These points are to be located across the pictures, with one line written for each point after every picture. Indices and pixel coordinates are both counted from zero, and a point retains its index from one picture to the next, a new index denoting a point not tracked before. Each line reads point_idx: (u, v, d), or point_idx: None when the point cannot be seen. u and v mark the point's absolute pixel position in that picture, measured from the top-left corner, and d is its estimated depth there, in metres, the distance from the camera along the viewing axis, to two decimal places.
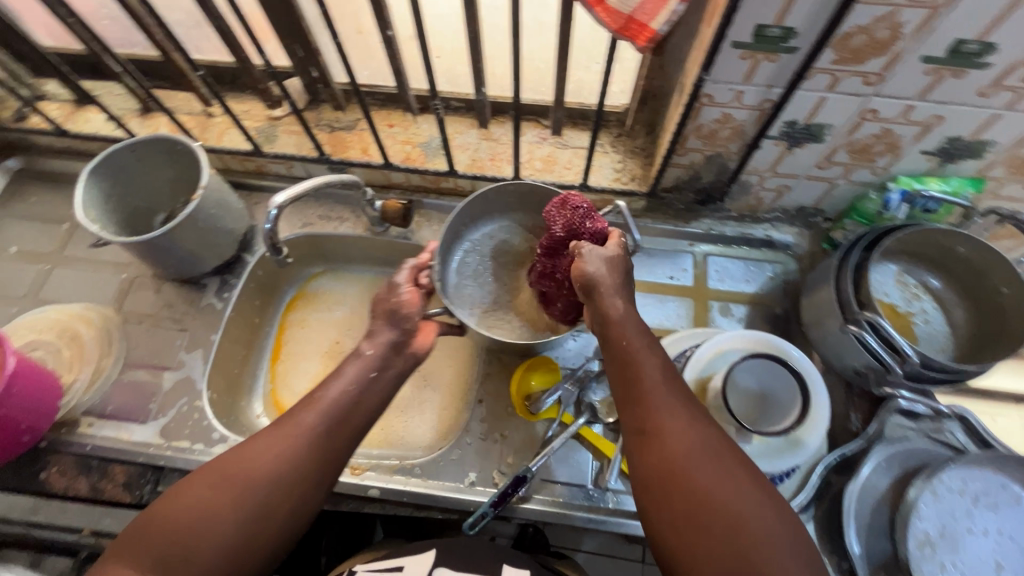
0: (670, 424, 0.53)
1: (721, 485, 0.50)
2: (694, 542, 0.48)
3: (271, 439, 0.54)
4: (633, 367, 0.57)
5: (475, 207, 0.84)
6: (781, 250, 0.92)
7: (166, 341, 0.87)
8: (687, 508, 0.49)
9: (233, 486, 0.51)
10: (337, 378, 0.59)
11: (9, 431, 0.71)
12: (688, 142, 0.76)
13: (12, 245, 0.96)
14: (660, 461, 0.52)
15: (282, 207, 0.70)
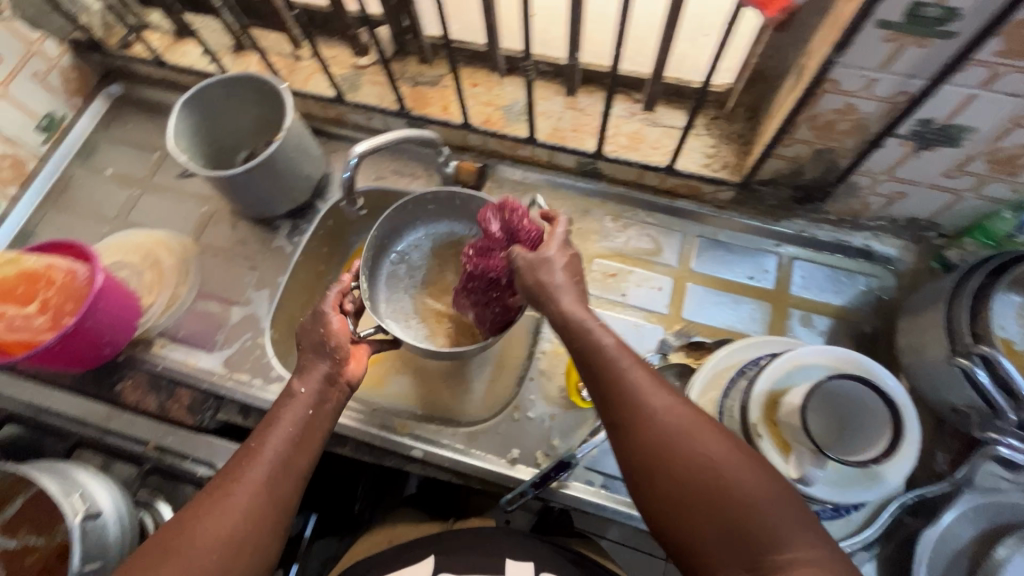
0: (664, 451, 0.50)
1: (727, 483, 0.48)
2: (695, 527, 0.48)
3: (211, 503, 0.55)
4: (611, 378, 0.54)
5: (398, 219, 0.84)
6: (879, 262, 0.84)
7: (237, 276, 0.90)
8: (674, 491, 0.49)
9: (180, 557, 0.52)
10: (276, 425, 0.61)
11: (94, 342, 0.75)
12: (797, 132, 0.69)
13: (109, 167, 1.02)
14: (645, 448, 0.51)
15: (361, 156, 0.70)
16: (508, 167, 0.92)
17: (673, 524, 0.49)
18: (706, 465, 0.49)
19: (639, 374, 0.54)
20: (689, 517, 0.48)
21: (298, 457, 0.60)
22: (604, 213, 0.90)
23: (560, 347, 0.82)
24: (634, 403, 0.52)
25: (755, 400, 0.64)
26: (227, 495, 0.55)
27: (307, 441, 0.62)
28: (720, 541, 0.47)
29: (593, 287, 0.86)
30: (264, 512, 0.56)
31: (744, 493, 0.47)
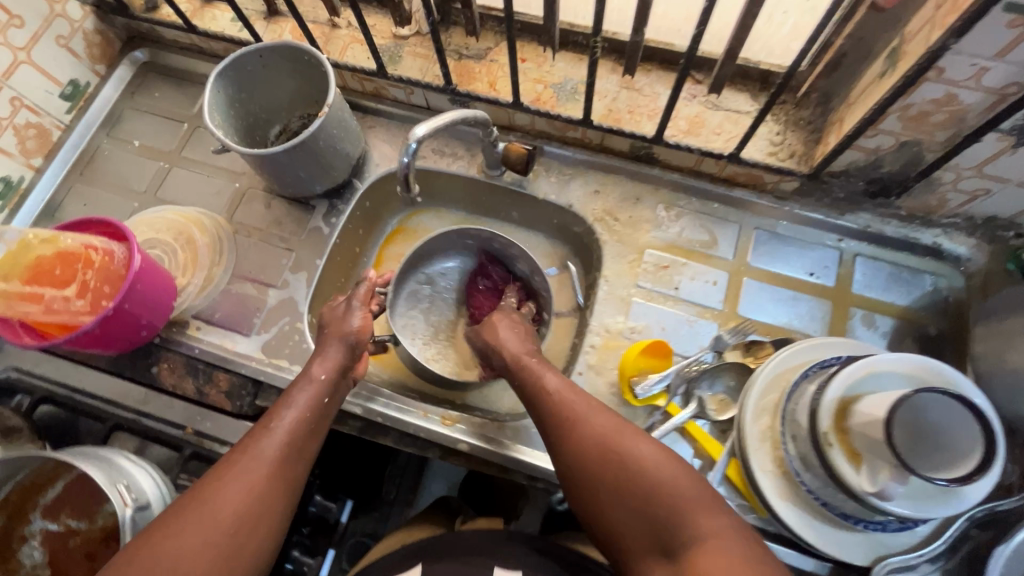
0: (592, 457, 0.59)
1: (645, 482, 0.56)
2: (619, 524, 0.57)
3: (231, 475, 0.56)
4: (545, 397, 0.66)
5: (437, 242, 0.88)
6: (948, 262, 0.80)
7: (273, 258, 0.87)
8: (604, 493, 0.58)
9: (200, 526, 0.53)
10: (291, 405, 0.63)
11: (132, 325, 0.73)
12: (885, 122, 0.64)
13: (135, 138, 0.97)
14: (577, 457, 0.61)
15: (421, 141, 0.64)
16: (556, 149, 0.88)
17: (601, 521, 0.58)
18: (627, 468, 0.58)
19: (569, 392, 0.65)
20: (614, 510, 0.57)
21: (310, 433, 0.64)
22: (657, 201, 0.86)
23: (610, 342, 0.79)
24: (564, 416, 0.63)
25: (825, 407, 0.61)
26: (246, 466, 0.57)
27: (319, 417, 0.65)
28: (641, 528, 0.55)
29: (644, 280, 0.82)
30: (281, 482, 0.59)
31: (661, 490, 0.55)
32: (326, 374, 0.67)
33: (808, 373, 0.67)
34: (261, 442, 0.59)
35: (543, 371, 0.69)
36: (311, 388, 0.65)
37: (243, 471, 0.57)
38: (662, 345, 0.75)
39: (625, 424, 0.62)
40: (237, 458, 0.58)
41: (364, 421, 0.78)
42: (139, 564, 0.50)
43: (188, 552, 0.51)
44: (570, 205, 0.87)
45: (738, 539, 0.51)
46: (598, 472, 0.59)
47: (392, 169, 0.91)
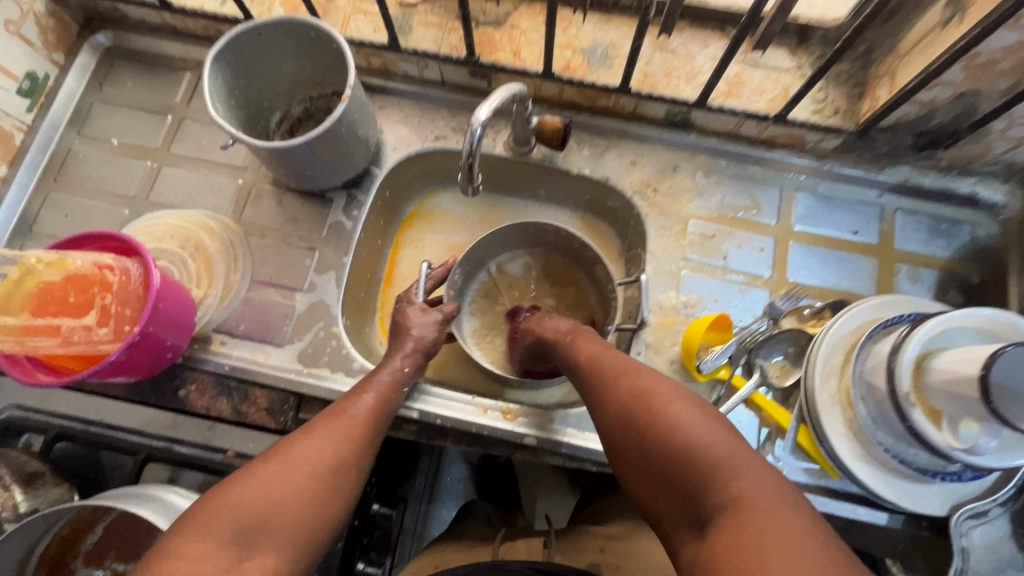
0: (621, 408, 0.56)
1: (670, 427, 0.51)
2: (648, 476, 0.52)
3: (332, 426, 0.58)
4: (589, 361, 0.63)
5: (504, 236, 0.85)
6: (983, 210, 0.80)
7: (294, 259, 0.80)
8: (634, 443, 0.53)
9: (304, 465, 0.54)
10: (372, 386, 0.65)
11: (155, 348, 0.66)
12: (948, 72, 0.63)
13: (112, 135, 0.86)
14: (610, 410, 0.57)
15: (486, 125, 0.59)
16: (587, 119, 0.83)
17: (634, 474, 0.53)
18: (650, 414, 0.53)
19: (606, 354, 0.63)
20: (642, 460, 0.52)
21: (388, 413, 0.65)
22: (695, 167, 0.83)
23: (665, 319, 0.77)
24: (598, 375, 0.60)
25: (904, 369, 0.61)
26: (346, 421, 0.60)
27: (394, 400, 0.66)
28: (670, 481, 0.50)
29: (691, 251, 0.80)
30: (356, 450, 0.58)
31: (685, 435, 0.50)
32: (410, 368, 0.69)
33: (873, 333, 0.67)
34: (348, 409, 0.61)
35: (580, 340, 0.67)
36: (392, 375, 0.67)
37: (327, 431, 0.58)
38: (725, 318, 0.74)
39: (670, 383, 0.56)
40: (325, 420, 0.59)
41: (420, 425, 0.74)
42: (241, 493, 0.49)
43: (265, 500, 0.49)
44: (606, 177, 0.83)
45: (762, 491, 0.45)
46: (632, 429, 0.54)
47: (412, 152, 0.85)
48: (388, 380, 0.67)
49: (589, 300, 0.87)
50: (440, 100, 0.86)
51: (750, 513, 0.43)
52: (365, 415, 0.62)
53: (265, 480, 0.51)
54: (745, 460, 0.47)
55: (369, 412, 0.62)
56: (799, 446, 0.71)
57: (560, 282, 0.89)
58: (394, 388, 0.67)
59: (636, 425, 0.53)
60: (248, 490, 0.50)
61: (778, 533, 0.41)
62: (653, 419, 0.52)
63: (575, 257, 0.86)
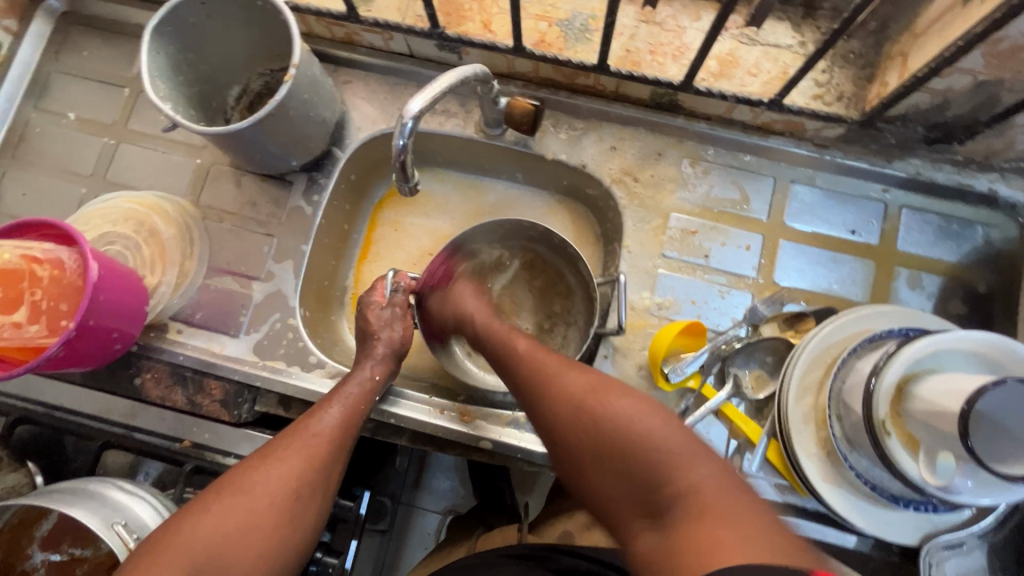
0: (566, 410, 0.50)
1: (625, 427, 0.47)
2: (596, 477, 0.47)
3: (291, 450, 0.57)
4: (523, 360, 0.58)
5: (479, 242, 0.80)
6: (1002, 209, 0.72)
7: (252, 245, 0.77)
8: (584, 445, 0.48)
9: (259, 497, 0.53)
10: (337, 400, 0.63)
11: (103, 339, 0.64)
12: (965, 59, 0.56)
13: (69, 109, 0.83)
14: (551, 412, 0.51)
15: (419, 117, 0.56)
16: (565, 99, 0.76)
17: (580, 475, 0.49)
18: (600, 414, 0.48)
19: (540, 352, 0.58)
20: (593, 461, 0.47)
21: (358, 427, 0.63)
22: (681, 155, 0.76)
23: (637, 321, 0.73)
24: (539, 375, 0.55)
25: (883, 392, 0.55)
26: (307, 443, 0.58)
27: (365, 412, 0.64)
28: (625, 481, 0.45)
29: (668, 248, 0.74)
30: (319, 472, 0.57)
31: (638, 432, 0.46)
32: (381, 377, 0.68)
33: (858, 348, 0.61)
34: (311, 427, 0.59)
35: (512, 336, 0.63)
36: (362, 387, 0.66)
37: (290, 454, 0.57)
38: (698, 325, 0.69)
39: (608, 377, 0.52)
40: (286, 439, 0.58)
41: (375, 422, 0.73)
42: (192, 533, 0.50)
43: (216, 535, 0.50)
44: (583, 164, 0.76)
45: (727, 488, 0.42)
46: (573, 430, 0.49)
47: (377, 133, 0.79)
48: (357, 392, 0.65)
49: (576, 288, 0.80)
50: (409, 75, 0.80)
51: (707, 514, 0.40)
52: (330, 432, 0.60)
53: (217, 518, 0.51)
54: (696, 450, 0.45)
55: (335, 429, 0.60)
56: (769, 461, 0.67)
57: (546, 267, 0.82)
58: (364, 400, 0.65)
59: (576, 421, 0.49)
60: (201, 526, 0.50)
61: (739, 540, 0.37)
62: (599, 417, 0.48)
63: (556, 256, 0.79)
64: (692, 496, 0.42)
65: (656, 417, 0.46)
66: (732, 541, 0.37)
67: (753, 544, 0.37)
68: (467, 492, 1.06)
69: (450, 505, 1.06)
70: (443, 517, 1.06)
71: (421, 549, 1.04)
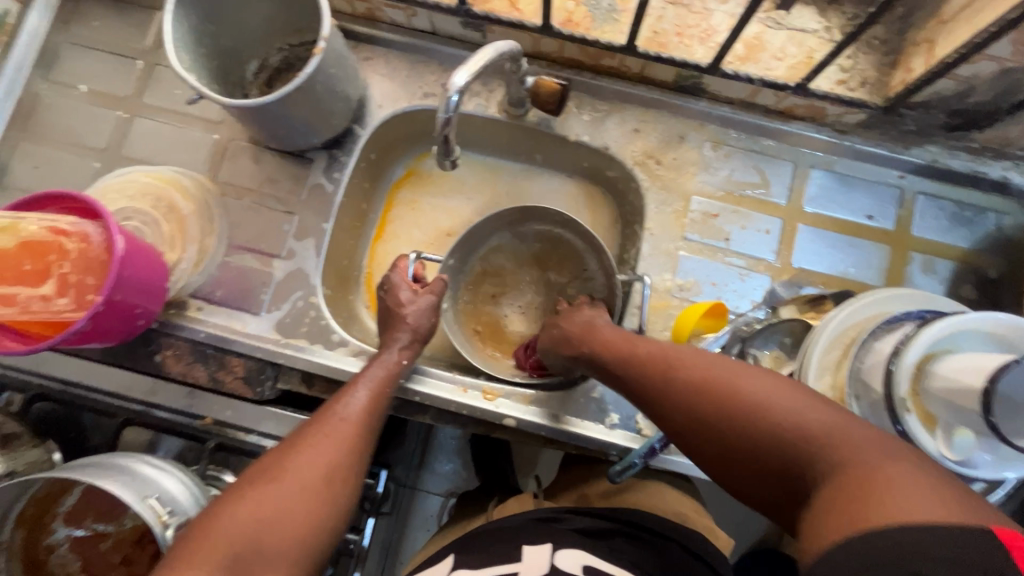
0: (693, 399, 0.50)
1: (764, 405, 0.46)
2: (740, 458, 0.46)
3: (320, 434, 0.57)
4: (627, 359, 0.58)
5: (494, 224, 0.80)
6: (1013, 197, 0.74)
7: (273, 223, 0.77)
8: (721, 429, 0.47)
9: (291, 481, 0.53)
10: (362, 380, 0.64)
11: (126, 315, 0.63)
12: (994, 46, 0.57)
13: (80, 81, 0.81)
14: (677, 402, 0.51)
15: (463, 91, 0.56)
16: (589, 81, 0.77)
17: (722, 460, 0.48)
18: (729, 395, 0.48)
19: (644, 344, 0.58)
20: (734, 445, 0.47)
21: (383, 408, 0.63)
22: (703, 138, 0.77)
23: (658, 302, 0.74)
24: (651, 367, 0.55)
25: (904, 372, 0.57)
26: (335, 427, 0.58)
27: (389, 394, 0.65)
28: (770, 459, 0.44)
29: (689, 231, 0.75)
30: (349, 454, 0.57)
31: (780, 410, 0.45)
32: (408, 360, 0.68)
33: (876, 330, 0.62)
34: (337, 411, 0.60)
35: (604, 333, 0.63)
36: (387, 368, 0.66)
37: (319, 438, 0.57)
38: (720, 306, 0.70)
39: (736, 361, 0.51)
40: (314, 424, 0.58)
41: (399, 401, 0.73)
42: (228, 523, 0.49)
43: (259, 520, 0.50)
44: (606, 146, 0.77)
45: (887, 450, 0.39)
46: (704, 417, 0.49)
47: (399, 111, 0.79)
48: (383, 373, 0.65)
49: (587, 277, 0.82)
50: (431, 53, 0.79)
51: (868, 479, 0.37)
52: (356, 413, 0.60)
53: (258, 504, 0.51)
54: (847, 421, 0.43)
55: (363, 413, 0.61)
56: None
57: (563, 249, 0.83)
58: (390, 381, 0.65)
59: (706, 407, 0.49)
60: (243, 512, 0.50)
61: (908, 497, 0.35)
62: (727, 400, 0.48)
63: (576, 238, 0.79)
64: (847, 464, 0.39)
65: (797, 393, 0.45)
66: (898, 497, 0.35)
67: (930, 502, 0.35)
68: (469, 473, 1.07)
69: (452, 488, 1.07)
70: (445, 499, 1.07)
71: (423, 532, 1.05)
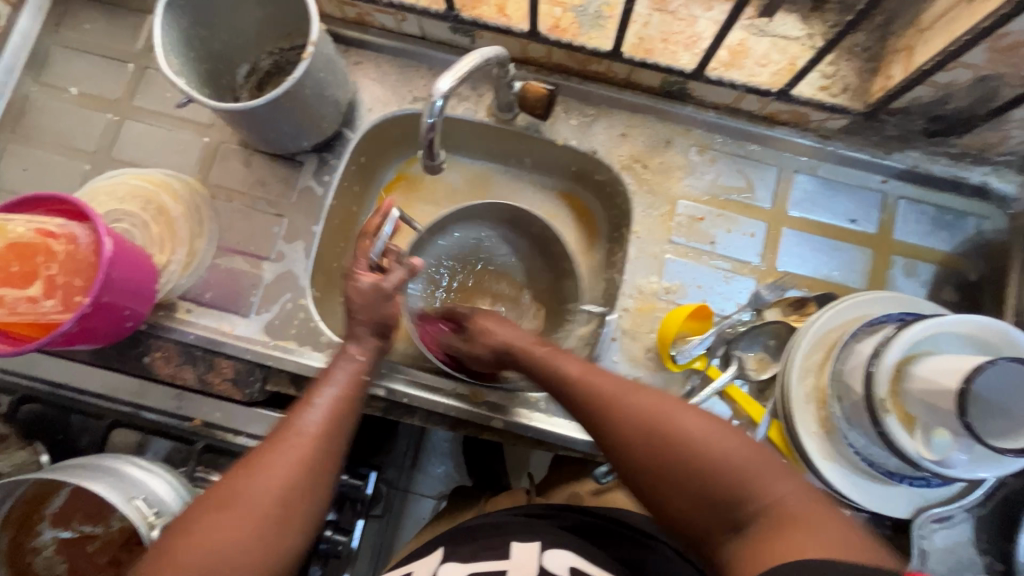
0: (634, 440, 0.52)
1: (701, 452, 0.48)
2: (674, 499, 0.50)
3: (273, 452, 0.53)
4: (577, 389, 0.57)
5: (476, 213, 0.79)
6: (993, 202, 0.76)
7: (262, 225, 0.77)
8: (659, 471, 0.50)
9: (239, 505, 0.49)
10: (328, 383, 0.61)
11: (114, 317, 0.63)
12: (970, 54, 0.58)
13: (71, 84, 0.81)
14: (618, 441, 0.53)
15: (447, 96, 0.57)
16: (577, 86, 0.77)
17: (656, 498, 0.51)
18: (668, 439, 0.50)
19: (593, 376, 0.57)
20: (671, 487, 0.49)
21: (348, 416, 0.59)
22: (689, 143, 0.78)
23: (645, 305, 0.75)
24: (597, 403, 0.55)
25: (883, 373, 0.58)
26: (287, 443, 0.54)
27: (355, 398, 0.61)
28: (701, 501, 0.48)
29: (675, 234, 0.76)
30: (309, 471, 0.53)
31: (716, 458, 0.48)
32: (366, 355, 0.65)
33: (858, 332, 0.63)
34: (296, 425, 0.55)
35: (557, 356, 0.61)
36: (350, 372, 0.62)
37: (274, 458, 0.53)
38: (705, 309, 0.71)
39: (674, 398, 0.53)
40: (270, 439, 0.54)
41: (388, 402, 0.74)
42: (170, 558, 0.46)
43: (208, 554, 0.47)
44: (593, 150, 0.78)
45: (807, 499, 0.46)
46: (646, 459, 0.51)
47: (388, 115, 0.79)
48: (348, 376, 0.62)
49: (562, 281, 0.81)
50: (421, 58, 0.80)
51: (791, 524, 0.44)
52: (315, 427, 0.56)
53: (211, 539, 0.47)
54: (774, 468, 0.48)
55: (323, 422, 0.57)
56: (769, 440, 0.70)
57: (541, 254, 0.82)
58: (354, 384, 0.62)
59: (650, 450, 0.51)
60: (192, 549, 0.47)
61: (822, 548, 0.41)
62: (666, 445, 0.50)
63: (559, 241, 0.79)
64: (775, 511, 0.45)
65: (732, 442, 0.49)
66: (812, 543, 0.42)
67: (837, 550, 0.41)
68: (462, 475, 1.07)
69: (444, 491, 1.07)
70: (437, 502, 1.07)
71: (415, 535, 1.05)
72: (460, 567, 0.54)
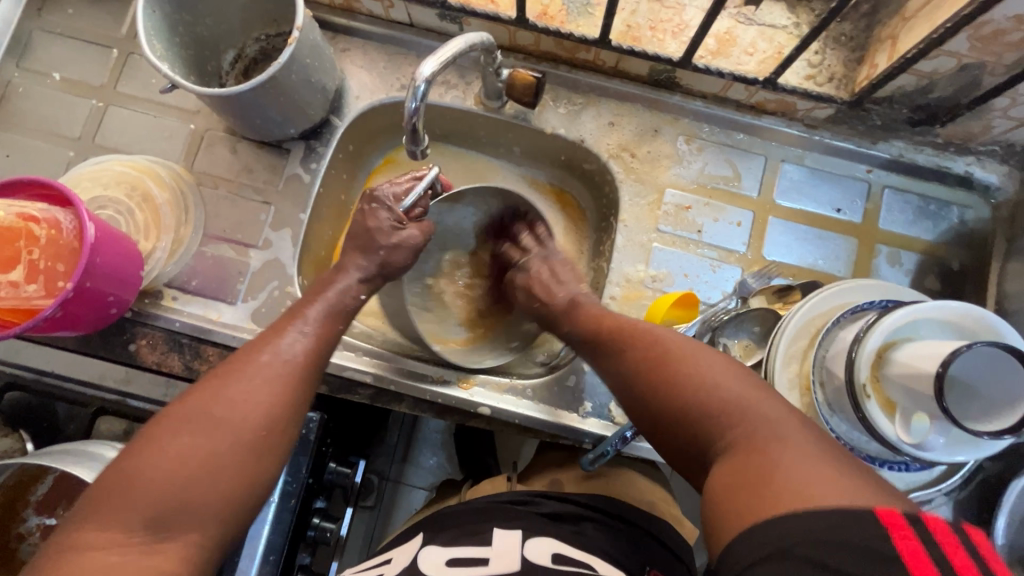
0: (640, 367, 0.56)
1: (699, 379, 0.52)
2: (669, 423, 0.53)
3: (248, 377, 0.54)
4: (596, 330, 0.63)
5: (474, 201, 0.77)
6: (976, 191, 0.77)
7: (249, 213, 0.77)
8: (657, 396, 0.54)
9: (214, 425, 0.51)
10: (314, 302, 0.63)
11: (98, 303, 0.63)
12: (952, 42, 0.59)
13: (54, 69, 0.80)
14: (626, 368, 0.57)
15: (430, 81, 0.57)
16: (565, 74, 0.78)
17: (654, 421, 0.54)
18: (669, 366, 0.54)
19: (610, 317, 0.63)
20: (667, 409, 0.53)
21: (326, 348, 0.61)
22: (677, 132, 0.78)
23: (631, 293, 0.75)
24: (612, 336, 0.61)
25: (865, 359, 0.58)
26: (263, 368, 0.55)
27: (334, 330, 0.62)
28: (691, 425, 0.51)
29: (663, 224, 0.76)
30: (286, 396, 0.55)
31: (710, 386, 0.51)
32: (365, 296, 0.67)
33: (841, 319, 0.63)
34: (275, 351, 0.57)
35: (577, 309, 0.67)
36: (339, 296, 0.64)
37: (251, 380, 0.54)
38: (692, 296, 0.72)
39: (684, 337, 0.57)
40: (245, 359, 0.55)
41: (374, 389, 0.73)
42: (146, 467, 0.47)
43: (183, 474, 0.48)
44: (581, 139, 0.78)
45: (789, 426, 0.47)
46: (645, 386, 0.55)
47: (376, 103, 0.79)
48: (335, 301, 0.64)
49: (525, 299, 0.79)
50: (409, 45, 0.79)
51: (762, 447, 0.46)
52: (294, 356, 0.57)
53: (188, 442, 0.49)
54: (763, 398, 0.50)
55: (303, 352, 0.58)
56: None
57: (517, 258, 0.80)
58: (335, 318, 0.63)
59: (650, 377, 0.55)
60: (171, 458, 0.48)
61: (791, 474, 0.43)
62: (666, 371, 0.54)
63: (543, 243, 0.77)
64: (753, 434, 0.47)
65: (729, 373, 0.52)
66: (782, 466, 0.43)
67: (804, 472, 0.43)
68: (454, 467, 1.06)
69: (437, 482, 1.06)
70: (429, 493, 1.06)
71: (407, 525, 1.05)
72: (441, 551, 0.54)
